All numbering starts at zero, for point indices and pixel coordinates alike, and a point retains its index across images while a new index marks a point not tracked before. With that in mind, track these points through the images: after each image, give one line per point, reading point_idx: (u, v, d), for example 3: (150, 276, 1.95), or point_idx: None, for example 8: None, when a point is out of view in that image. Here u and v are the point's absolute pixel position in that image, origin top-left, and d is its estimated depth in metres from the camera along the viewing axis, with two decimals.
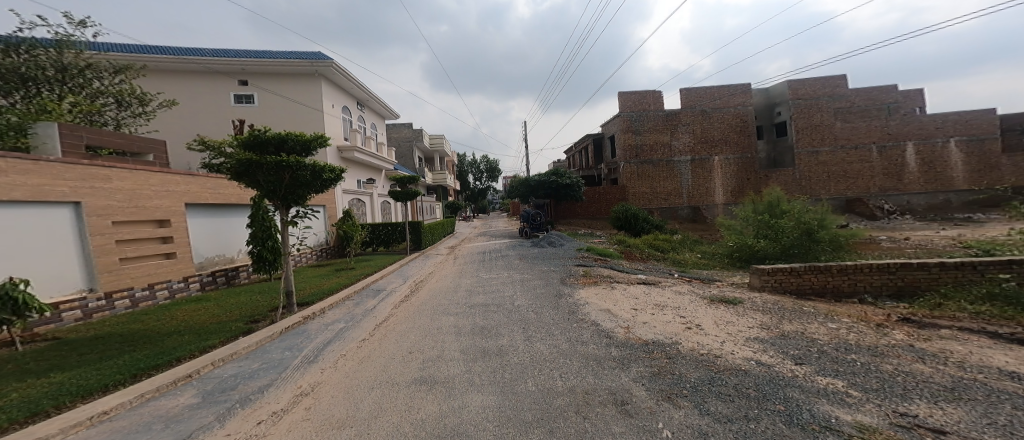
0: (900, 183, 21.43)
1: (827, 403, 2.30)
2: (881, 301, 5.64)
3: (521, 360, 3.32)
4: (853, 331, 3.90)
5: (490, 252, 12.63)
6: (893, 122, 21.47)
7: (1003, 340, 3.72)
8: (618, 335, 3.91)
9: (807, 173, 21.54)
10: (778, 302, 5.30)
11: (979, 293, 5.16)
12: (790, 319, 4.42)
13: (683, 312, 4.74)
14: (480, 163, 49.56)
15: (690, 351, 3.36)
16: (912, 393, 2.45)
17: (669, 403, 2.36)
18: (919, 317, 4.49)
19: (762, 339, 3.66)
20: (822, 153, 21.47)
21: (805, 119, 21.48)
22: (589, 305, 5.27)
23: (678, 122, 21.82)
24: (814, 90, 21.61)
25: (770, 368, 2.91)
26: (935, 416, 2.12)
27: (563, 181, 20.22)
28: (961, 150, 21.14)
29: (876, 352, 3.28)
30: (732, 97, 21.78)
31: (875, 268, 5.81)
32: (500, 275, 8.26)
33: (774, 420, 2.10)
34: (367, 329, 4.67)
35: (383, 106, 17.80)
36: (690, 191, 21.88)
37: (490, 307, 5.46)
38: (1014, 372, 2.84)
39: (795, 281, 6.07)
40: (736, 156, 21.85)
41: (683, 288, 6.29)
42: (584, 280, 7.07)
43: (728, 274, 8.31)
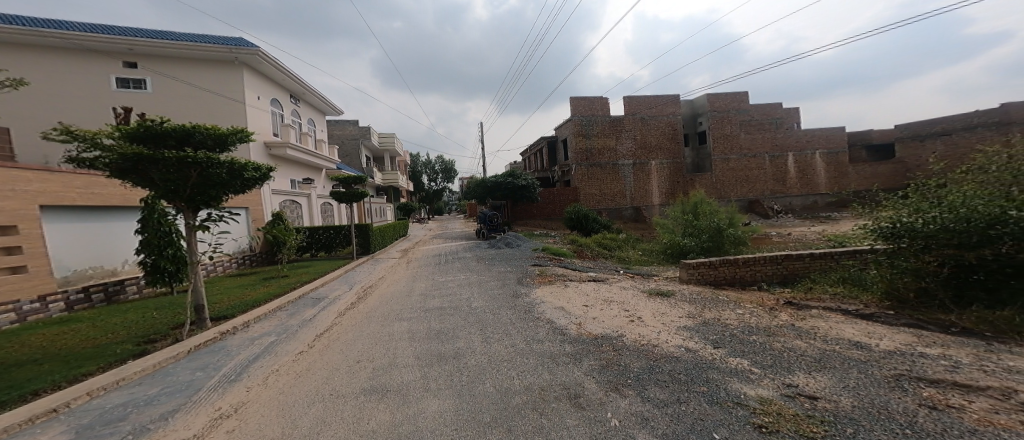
0: (784, 186, 25.56)
1: (736, 381, 2.67)
2: (772, 287, 6.70)
3: (478, 361, 3.28)
4: (753, 315, 4.58)
5: (447, 255, 12.21)
6: (779, 135, 25.62)
7: (855, 316, 4.63)
8: (571, 331, 4.07)
9: (721, 176, 24.76)
10: (700, 293, 6.00)
11: (836, 278, 6.41)
12: (707, 307, 5.02)
13: (625, 307, 5.11)
14: (434, 163, 47.78)
15: (634, 342, 3.63)
16: (800, 366, 2.93)
17: (616, 393, 2.52)
18: (798, 300, 5.40)
19: (690, 327, 4.09)
20: (731, 159, 24.87)
21: (719, 129, 24.67)
22: (544, 303, 5.42)
23: (621, 127, 23.45)
24: (726, 104, 24.92)
25: (695, 353, 3.28)
26: (811, 385, 2.58)
27: (521, 182, 20.32)
28: (823, 161, 25.98)
29: (768, 332, 3.89)
30: (666, 107, 23.95)
31: (767, 260, 6.84)
32: (453, 278, 8.07)
33: (698, 400, 2.37)
34: (305, 340, 4.23)
35: (322, 101, 16.31)
36: (633, 193, 23.67)
37: (446, 310, 5.32)
38: (856, 342, 3.57)
39: (712, 273, 6.88)
40: (668, 160, 24.07)
41: (627, 284, 6.80)
42: (539, 280, 7.23)
43: (663, 269, 9.15)
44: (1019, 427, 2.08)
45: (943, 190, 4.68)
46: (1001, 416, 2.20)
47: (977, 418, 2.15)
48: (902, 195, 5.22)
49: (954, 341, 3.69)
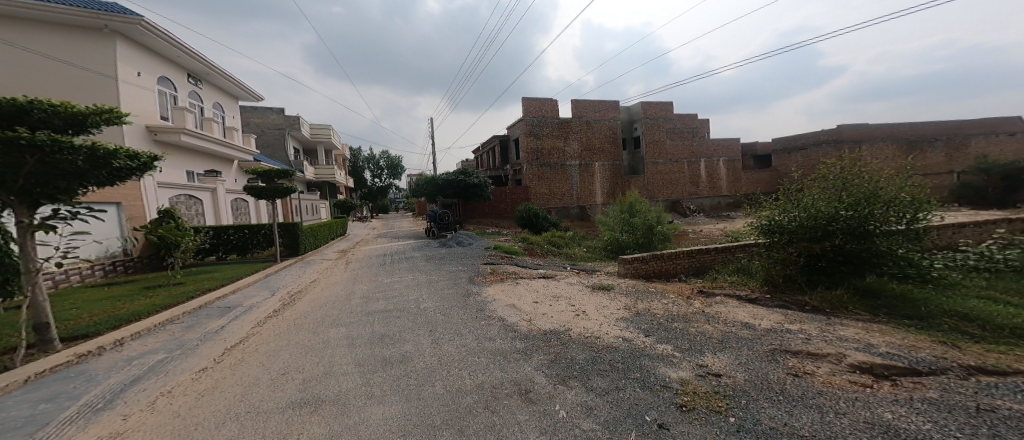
0: (697, 189, 28.90)
1: (662, 365, 2.96)
2: (689, 279, 7.55)
3: (425, 364, 3.15)
4: (674, 305, 5.11)
5: (392, 255, 11.45)
6: (695, 144, 29.01)
7: (745, 300, 5.46)
8: (522, 327, 4.09)
9: (650, 179, 27.32)
10: (635, 285, 6.52)
11: (733, 268, 7.49)
12: (640, 299, 5.48)
13: (572, 301, 5.31)
14: (378, 159, 44.13)
15: (579, 336, 3.78)
16: (711, 348, 3.37)
17: (562, 385, 2.63)
18: (708, 288, 6.19)
19: (625, 318, 4.41)
20: (659, 164, 27.57)
21: (649, 135, 27.23)
22: (496, 301, 5.37)
23: (568, 130, 24.39)
24: (656, 112, 27.52)
25: (631, 342, 3.54)
26: (719, 364, 2.98)
27: (473, 181, 19.73)
28: (726, 167, 29.83)
29: (685, 319, 4.38)
30: (607, 112, 25.42)
31: (684, 254, 7.71)
32: (396, 279, 7.60)
33: (633, 386, 2.58)
34: (209, 355, 3.64)
35: (232, 83, 14.18)
36: (579, 192, 24.78)
37: (391, 313, 5.00)
38: (746, 324, 4.20)
39: (644, 267, 7.52)
40: (609, 163, 25.56)
41: (573, 279, 7.07)
42: (489, 278, 7.14)
43: (604, 264, 9.73)
44: (849, 384, 2.67)
45: (800, 194, 5.66)
46: (837, 377, 2.80)
47: (825, 381, 2.71)
48: (775, 197, 6.10)
49: (807, 317, 4.57)
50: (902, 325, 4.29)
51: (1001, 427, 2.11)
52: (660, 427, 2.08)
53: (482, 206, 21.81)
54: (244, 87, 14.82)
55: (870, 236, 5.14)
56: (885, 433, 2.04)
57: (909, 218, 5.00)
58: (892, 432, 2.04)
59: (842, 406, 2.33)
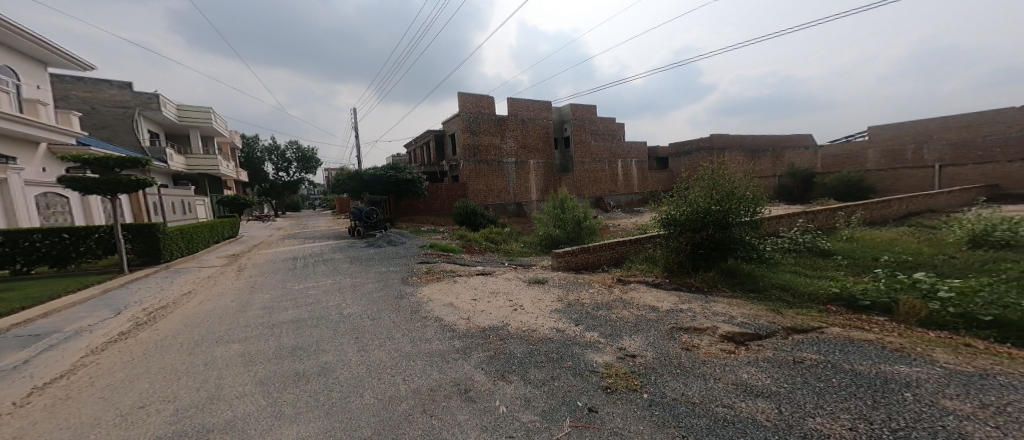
0: (617, 186, 31.68)
1: (591, 352, 3.19)
2: (610, 269, 8.24)
3: (354, 373, 2.91)
4: (598, 294, 5.53)
5: (310, 257, 10.24)
6: (616, 145, 31.67)
7: (651, 285, 6.19)
8: (460, 326, 4.02)
9: (578, 177, 29.14)
10: (568, 278, 6.88)
11: (643, 257, 8.38)
12: (571, 290, 5.81)
13: (511, 296, 5.39)
14: (285, 150, 38.67)
15: (517, 330, 3.84)
16: (629, 331, 3.75)
17: (502, 381, 2.65)
18: (627, 277, 6.83)
19: (559, 310, 4.62)
20: (585, 163, 29.54)
21: (577, 136, 28.99)
22: (432, 302, 5.16)
23: (505, 127, 24.58)
24: (583, 115, 29.40)
25: (564, 332, 3.74)
26: (635, 346, 3.32)
27: (404, 177, 18.34)
28: (638, 167, 33.09)
29: (607, 306, 4.78)
30: (541, 112, 26.22)
31: (606, 246, 8.36)
32: (310, 284, 6.82)
33: (567, 374, 2.73)
34: (14, 398, 2.82)
35: (37, 43, 10.94)
36: (516, 189, 25.19)
37: (311, 321, 4.50)
38: (654, 307, 4.74)
39: (574, 260, 7.99)
40: (542, 161, 26.46)
41: (511, 275, 7.16)
42: (426, 278, 6.84)
43: (541, 259, 10.05)
44: (719, 352, 3.23)
45: (684, 192, 6.62)
46: (712, 347, 3.36)
47: (707, 352, 3.22)
48: (670, 195, 7.00)
49: (694, 297, 5.39)
50: (749, 297, 5.36)
51: (811, 376, 2.74)
52: (590, 410, 2.24)
53: (416, 202, 20.87)
54: (58, 49, 11.60)
55: (726, 227, 6.23)
56: (746, 391, 2.50)
57: (751, 212, 6.27)
58: (753, 391, 2.50)
59: (719, 372, 2.80)
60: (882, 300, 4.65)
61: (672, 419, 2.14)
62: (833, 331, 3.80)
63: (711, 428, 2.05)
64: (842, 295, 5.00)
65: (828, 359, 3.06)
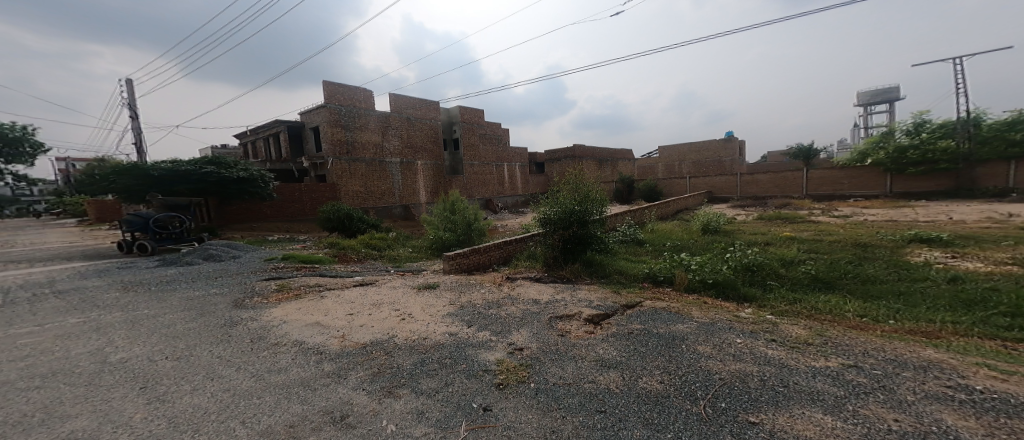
0: (504, 188, 33.18)
1: (483, 351, 3.24)
2: (500, 267, 8.54)
3: (151, 432, 2.20)
4: (489, 293, 5.68)
5: (33, 287, 7.01)
6: (503, 149, 33.13)
7: (534, 280, 6.70)
8: (331, 347, 3.54)
9: (469, 179, 29.41)
10: (459, 280, 6.85)
11: (527, 254, 8.98)
12: (463, 292, 5.80)
13: (397, 305, 5.04)
14: None
15: (406, 340, 3.62)
16: (517, 325, 3.96)
17: (389, 398, 2.46)
18: (516, 274, 7.22)
19: (450, 313, 4.56)
20: (475, 165, 29.99)
21: (467, 138, 29.26)
22: (289, 324, 4.39)
23: (388, 124, 22.94)
24: (472, 118, 29.85)
25: (457, 335, 3.70)
26: (523, 339, 3.53)
27: (239, 175, 15.02)
28: (521, 170, 35.37)
29: (498, 304, 4.96)
30: (428, 112, 25.48)
31: (495, 246, 8.64)
32: (25, 329, 4.63)
33: (460, 378, 2.71)
34: None
35: None
36: (401, 191, 23.74)
37: (31, 382, 3.09)
38: (538, 300, 5.14)
39: (466, 261, 8.00)
40: (430, 162, 25.82)
41: (397, 282, 6.70)
42: (275, 298, 5.70)
43: (431, 263, 9.67)
44: (582, 334, 3.72)
45: (556, 195, 7.42)
46: (578, 330, 3.83)
47: (576, 335, 3.67)
48: (546, 196, 7.71)
49: (567, 287, 6.06)
50: (604, 283, 6.34)
51: (643, 343, 3.41)
52: (485, 410, 2.27)
53: (260, 206, 17.50)
54: None
55: (586, 224, 7.23)
56: (603, 365, 2.93)
57: (602, 210, 7.47)
58: (608, 364, 2.95)
59: (585, 352, 3.21)
60: (668, 274, 6.11)
61: (555, 403, 2.35)
62: (648, 303, 4.82)
63: (583, 404, 2.33)
64: (649, 274, 6.32)
65: (647, 327, 3.87)
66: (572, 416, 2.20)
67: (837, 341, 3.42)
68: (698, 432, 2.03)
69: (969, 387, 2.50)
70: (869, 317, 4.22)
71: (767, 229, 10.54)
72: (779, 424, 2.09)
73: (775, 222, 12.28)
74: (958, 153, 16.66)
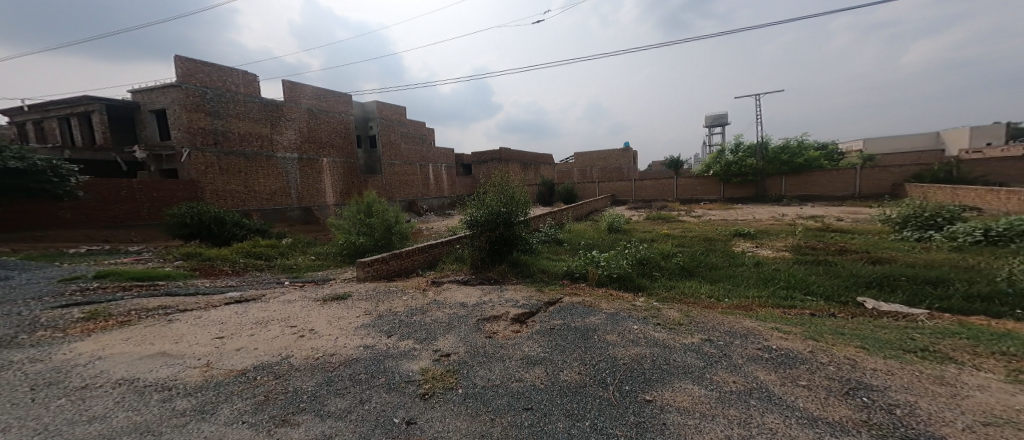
0: (428, 190, 31.97)
1: (405, 361, 3.06)
2: (425, 271, 8.19)
3: None
4: (412, 299, 5.40)
5: None
6: (427, 149, 31.94)
7: (462, 283, 6.59)
8: (187, 380, 2.90)
9: (389, 180, 27.76)
10: (376, 288, 6.36)
11: (455, 257, 8.77)
12: (381, 300, 5.40)
13: (290, 322, 4.42)
14: None
15: (305, 360, 3.21)
16: (442, 331, 3.83)
17: (285, 427, 2.14)
18: (441, 278, 7.02)
19: (366, 324, 4.21)
20: (395, 165, 28.42)
21: (386, 135, 27.61)
22: (110, 360, 3.41)
23: (280, 115, 19.45)
24: (390, 114, 28.30)
25: (373, 348, 3.43)
26: (448, 344, 3.43)
27: (6, 165, 9.89)
28: (447, 172, 34.56)
29: (422, 310, 4.75)
30: (335, 104, 23.12)
31: (419, 249, 8.27)
32: None
33: (378, 393, 2.51)
34: None
35: None
36: (298, 191, 20.43)
37: None
38: (464, 303, 5.07)
39: (385, 267, 7.49)
40: (338, 160, 23.38)
41: (294, 296, 5.88)
42: (81, 329, 4.32)
43: (341, 272, 8.72)
44: (508, 333, 3.78)
45: (483, 197, 7.43)
46: (506, 330, 3.87)
47: (503, 335, 3.70)
48: (473, 198, 7.67)
49: (493, 288, 6.09)
50: (529, 282, 6.54)
51: (564, 337, 3.60)
52: (408, 423, 2.13)
53: (54, 207, 11.71)
54: None
55: (513, 225, 7.39)
56: (529, 363, 3.00)
57: (526, 211, 7.74)
58: (534, 360, 3.04)
59: (512, 351, 3.26)
60: (581, 270, 6.58)
61: (483, 406, 2.32)
62: (567, 299, 5.09)
63: (510, 403, 2.35)
64: (569, 271, 6.69)
65: (566, 321, 4.10)
66: (501, 417, 2.19)
67: (699, 320, 4.10)
68: (612, 416, 2.20)
69: (770, 347, 3.29)
70: (713, 297, 5.20)
71: (652, 228, 12.05)
72: (670, 399, 2.39)
73: (657, 222, 14.13)
74: (757, 168, 21.68)
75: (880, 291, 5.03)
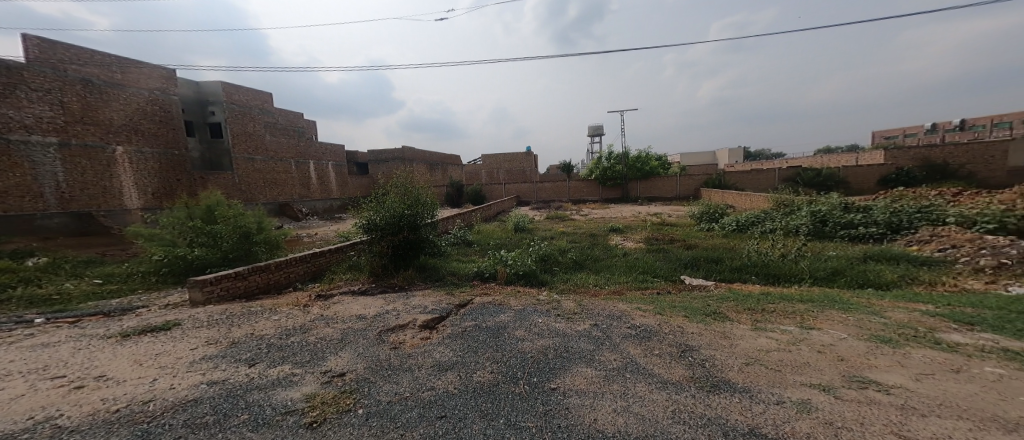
0: (308, 191, 27.81)
1: (279, 391, 2.60)
2: (305, 285, 7.06)
3: None
4: (289, 318, 4.60)
5: None
6: (302, 144, 27.71)
7: (358, 294, 5.95)
8: None
9: (245, 179, 22.82)
10: (226, 311, 5.10)
11: (346, 266, 7.80)
12: (237, 325, 4.39)
13: (48, 374, 3.13)
14: None
15: (88, 418, 2.36)
16: (334, 349, 3.40)
17: None
18: (326, 290, 6.20)
19: (212, 356, 3.39)
20: (257, 160, 23.66)
21: (239, 125, 22.86)
22: None
23: (22, 80, 11.12)
24: (242, 99, 23.70)
25: (225, 383, 2.79)
26: (339, 363, 3.04)
27: None
28: (333, 171, 30.63)
29: (303, 329, 4.12)
30: (142, 77, 14.74)
31: (296, 260, 7.10)
32: None
33: (237, 435, 2.06)
34: None
35: None
36: (72, 193, 11.98)
37: None
38: (360, 314, 4.60)
39: (241, 285, 6.18)
40: (152, 151, 14.86)
41: (50, 338, 4.14)
42: None
43: (156, 297, 6.47)
44: (415, 341, 3.58)
45: (379, 200, 6.92)
46: (414, 338, 3.65)
47: (410, 344, 3.47)
48: (369, 200, 7.07)
49: (398, 296, 5.70)
50: (437, 286, 6.32)
51: (473, 338, 3.57)
52: None
53: None
54: None
55: (419, 229, 7.04)
56: (439, 369, 2.88)
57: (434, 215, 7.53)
58: (445, 366, 2.92)
59: (419, 360, 3.08)
60: (489, 268, 6.71)
61: (389, 424, 2.12)
62: (479, 299, 5.10)
63: (420, 415, 2.21)
64: (479, 271, 6.73)
65: (477, 322, 4.09)
66: (411, 431, 2.04)
67: (591, 307, 4.57)
68: (522, 410, 2.25)
69: (636, 325, 3.87)
70: (597, 284, 5.92)
71: (556, 226, 13.11)
72: (571, 384, 2.58)
73: (556, 220, 15.38)
74: (622, 174, 25.68)
75: (690, 269, 6.52)
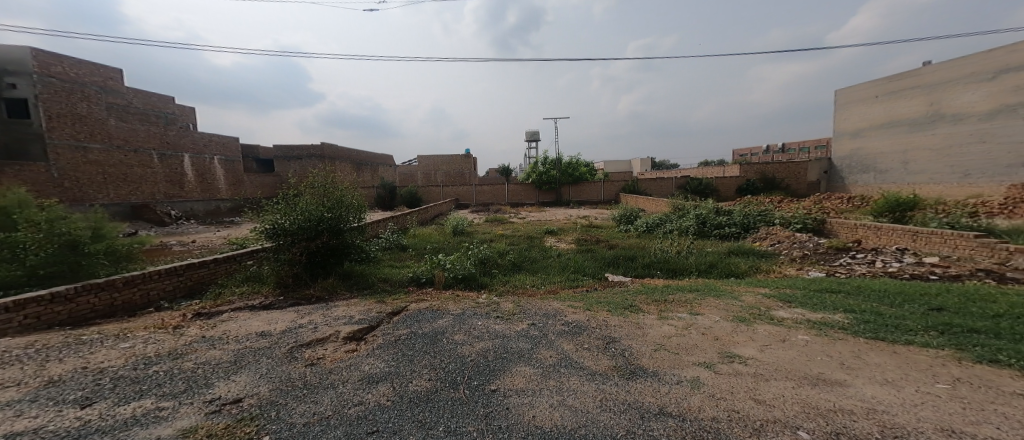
0: (181, 191, 20.84)
1: (138, 431, 2.16)
2: (177, 303, 5.43)
3: None
4: (149, 343, 3.75)
5: None
6: (175, 132, 21.06)
7: (259, 309, 5.17)
8: None
9: (69, 171, 15.85)
10: (32, 342, 3.77)
11: (241, 278, 6.31)
12: (56, 359, 3.35)
13: None
14: None
15: None
16: (227, 373, 2.95)
17: None
18: (207, 308, 5.10)
19: (13, 401, 2.58)
20: (91, 149, 16.74)
21: (60, 103, 16.03)
22: None
23: None
24: (71, 73, 16.94)
25: (38, 433, 2.18)
26: (231, 389, 2.65)
27: None
28: (222, 167, 24.00)
29: (175, 355, 3.44)
30: None
31: (162, 273, 5.44)
32: None
33: None
34: None
35: None
36: None
37: None
38: (263, 332, 4.05)
39: (63, 310, 4.40)
40: None
41: None
42: None
43: None
44: (335, 354, 3.29)
45: (290, 201, 6.18)
46: (336, 352, 3.35)
47: (331, 359, 3.18)
48: (275, 201, 6.26)
49: (314, 308, 5.13)
50: (364, 295, 5.81)
51: (405, 347, 3.41)
52: None
53: None
54: None
55: (342, 233, 6.42)
56: (368, 382, 2.70)
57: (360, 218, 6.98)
58: (376, 378, 2.75)
59: (343, 374, 2.85)
60: (427, 273, 6.47)
61: None
62: (413, 306, 4.88)
63: (347, 434, 2.05)
64: (415, 277, 6.44)
65: (411, 329, 3.92)
66: None
67: (528, 308, 4.71)
68: (462, 415, 2.24)
69: (569, 321, 4.14)
70: (534, 285, 6.15)
71: (492, 229, 13.16)
72: (510, 384, 2.64)
73: (495, 224, 15.46)
74: (557, 178, 27.05)
75: (612, 267, 7.14)
